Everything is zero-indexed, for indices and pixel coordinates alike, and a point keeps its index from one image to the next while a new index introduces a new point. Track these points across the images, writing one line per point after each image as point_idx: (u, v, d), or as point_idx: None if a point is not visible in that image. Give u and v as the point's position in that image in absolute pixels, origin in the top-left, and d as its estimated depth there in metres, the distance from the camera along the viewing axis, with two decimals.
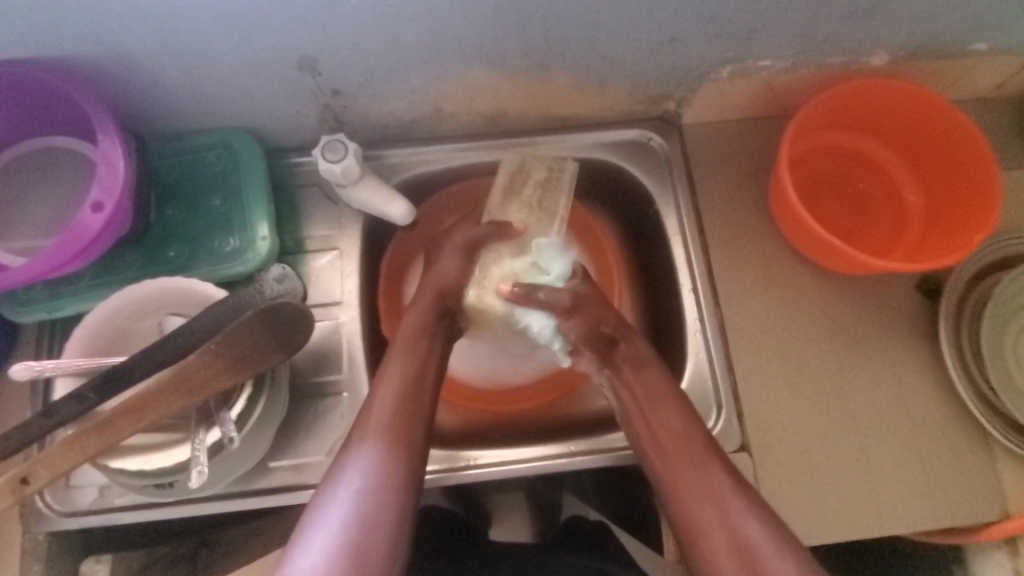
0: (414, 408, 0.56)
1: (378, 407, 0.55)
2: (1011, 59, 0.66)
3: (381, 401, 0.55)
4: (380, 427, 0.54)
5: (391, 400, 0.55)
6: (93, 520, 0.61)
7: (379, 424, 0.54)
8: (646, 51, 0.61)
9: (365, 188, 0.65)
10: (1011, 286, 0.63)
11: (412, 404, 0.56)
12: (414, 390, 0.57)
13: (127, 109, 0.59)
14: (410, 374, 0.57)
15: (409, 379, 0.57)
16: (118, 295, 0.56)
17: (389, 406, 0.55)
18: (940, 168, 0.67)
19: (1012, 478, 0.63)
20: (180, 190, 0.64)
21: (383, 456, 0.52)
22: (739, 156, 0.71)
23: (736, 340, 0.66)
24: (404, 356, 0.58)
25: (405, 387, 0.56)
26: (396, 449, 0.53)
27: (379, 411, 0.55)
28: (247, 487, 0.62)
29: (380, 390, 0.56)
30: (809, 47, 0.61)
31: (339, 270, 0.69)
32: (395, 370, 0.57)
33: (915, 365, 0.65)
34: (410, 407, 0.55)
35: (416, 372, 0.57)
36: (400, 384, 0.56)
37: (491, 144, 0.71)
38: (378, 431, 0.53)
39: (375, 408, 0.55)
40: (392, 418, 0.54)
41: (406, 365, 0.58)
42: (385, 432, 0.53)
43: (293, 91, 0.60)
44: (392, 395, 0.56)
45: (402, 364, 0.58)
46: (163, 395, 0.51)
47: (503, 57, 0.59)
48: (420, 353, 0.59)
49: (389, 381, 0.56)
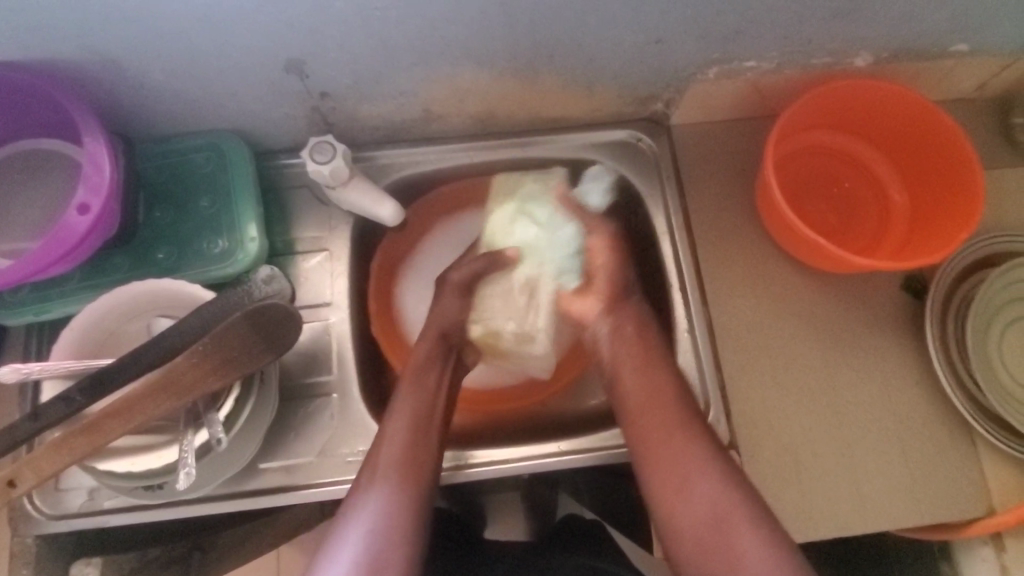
0: (424, 443, 0.56)
1: (388, 447, 0.55)
2: (992, 60, 0.67)
3: (391, 440, 0.56)
4: (389, 465, 0.54)
5: (402, 440, 0.56)
6: (81, 522, 0.61)
7: (390, 460, 0.55)
8: (633, 53, 0.61)
9: (354, 190, 0.65)
10: (994, 286, 0.64)
11: (422, 445, 0.56)
12: (423, 428, 0.57)
13: (114, 111, 0.59)
14: (418, 412, 0.58)
15: (419, 413, 0.58)
16: (105, 296, 0.56)
17: (399, 445, 0.56)
18: (923, 167, 0.68)
19: (997, 474, 0.64)
20: (168, 191, 0.64)
21: (394, 496, 0.53)
22: (727, 156, 0.71)
23: (724, 339, 0.66)
24: (412, 391, 0.59)
25: (415, 422, 0.57)
26: (406, 488, 0.54)
27: (390, 447, 0.55)
28: (238, 488, 0.62)
29: (391, 425, 0.57)
30: (794, 48, 0.62)
31: (330, 271, 0.69)
32: (403, 398, 0.58)
33: (900, 362, 0.66)
34: (419, 445, 0.56)
35: (424, 410, 0.58)
36: (409, 424, 0.57)
37: (480, 145, 0.72)
38: (388, 471, 0.54)
39: (386, 443, 0.56)
40: (402, 453, 0.55)
41: (414, 401, 0.58)
42: (395, 470, 0.54)
43: (281, 92, 0.60)
44: (402, 433, 0.56)
45: (412, 396, 0.59)
46: (150, 396, 0.51)
47: (490, 58, 0.60)
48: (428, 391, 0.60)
49: (400, 423, 0.57)
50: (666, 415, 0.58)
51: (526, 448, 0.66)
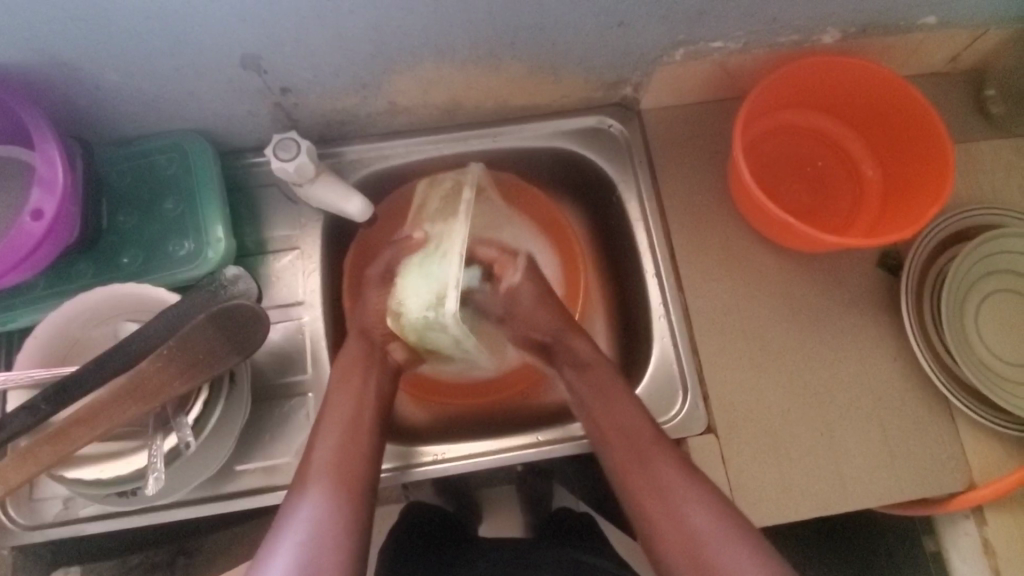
0: (356, 447, 0.56)
1: (322, 450, 0.55)
2: (962, 33, 0.66)
3: (321, 447, 0.55)
4: (323, 471, 0.54)
5: (331, 445, 0.56)
6: (57, 532, 0.60)
7: (325, 467, 0.54)
8: (596, 36, 0.60)
9: (320, 185, 0.64)
10: (969, 259, 0.63)
11: (354, 449, 0.56)
12: (353, 434, 0.57)
13: (71, 114, 0.58)
14: (345, 417, 0.57)
15: (350, 408, 0.58)
16: (69, 303, 0.55)
17: (331, 451, 0.55)
18: (895, 143, 0.67)
19: (977, 448, 0.63)
20: (132, 194, 0.63)
21: (328, 499, 0.52)
22: (698, 139, 0.71)
23: (701, 323, 0.66)
24: (347, 397, 0.59)
25: (349, 416, 0.58)
26: (343, 493, 0.53)
27: (324, 454, 0.55)
28: (215, 491, 0.62)
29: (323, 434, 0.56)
30: (759, 26, 0.61)
31: (301, 269, 0.68)
32: (342, 400, 0.58)
33: (877, 340, 0.66)
34: (351, 451, 0.56)
35: (353, 412, 0.58)
36: (339, 432, 0.56)
37: (449, 136, 0.71)
38: (320, 477, 0.53)
39: (318, 452, 0.55)
40: (339, 459, 0.55)
41: (345, 405, 0.58)
42: (328, 474, 0.54)
43: (241, 89, 0.59)
44: (336, 430, 0.57)
45: (348, 394, 0.59)
46: (116, 402, 0.51)
47: (451, 47, 0.59)
48: (357, 399, 0.59)
49: (328, 431, 0.57)
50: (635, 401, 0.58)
51: (506, 439, 0.67)
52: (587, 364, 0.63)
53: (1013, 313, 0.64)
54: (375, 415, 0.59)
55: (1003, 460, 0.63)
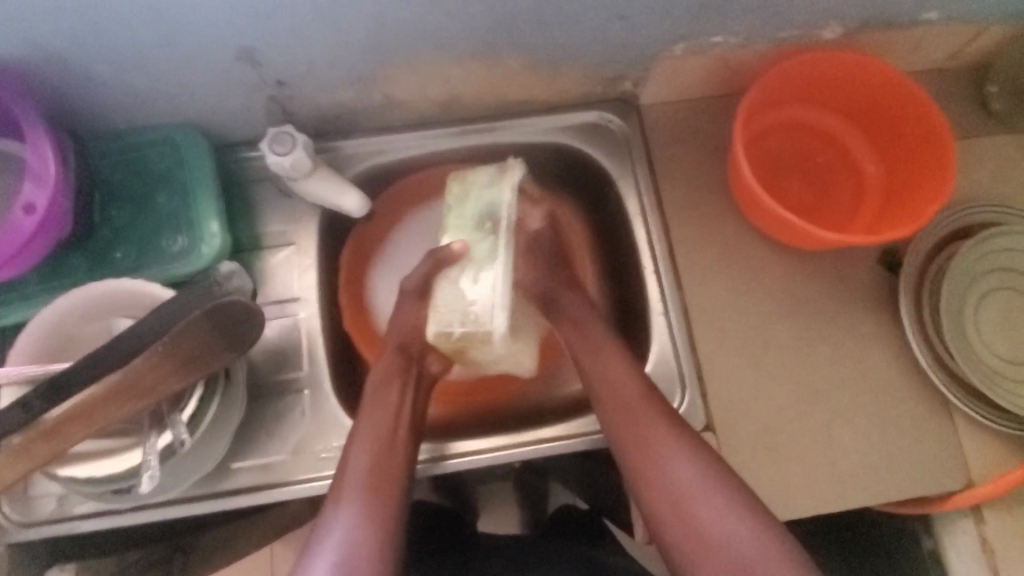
0: (390, 456, 0.56)
1: (355, 464, 0.55)
2: (964, 28, 0.66)
3: (356, 455, 0.55)
4: (359, 478, 0.54)
5: (366, 454, 0.55)
6: (52, 529, 0.60)
7: (359, 481, 0.54)
8: (596, 30, 0.60)
9: (317, 180, 0.63)
10: (968, 257, 0.63)
11: (389, 459, 0.56)
12: (387, 444, 0.56)
13: (63, 107, 0.57)
14: (379, 430, 0.57)
15: (386, 422, 0.57)
16: (62, 299, 0.55)
17: (366, 460, 0.55)
18: (896, 139, 0.67)
19: (975, 446, 0.63)
20: (125, 189, 0.62)
21: (363, 510, 0.52)
22: (698, 135, 0.70)
23: (699, 321, 0.66)
24: (376, 410, 0.58)
25: (383, 431, 0.57)
26: (377, 504, 0.53)
27: (356, 468, 0.55)
28: (211, 489, 0.61)
29: (354, 446, 0.56)
30: (761, 21, 0.61)
31: (297, 265, 0.67)
32: (376, 414, 0.58)
33: (876, 337, 0.66)
34: (385, 466, 0.55)
35: (388, 419, 0.58)
36: (372, 441, 0.56)
37: (447, 131, 0.70)
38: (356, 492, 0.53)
39: (351, 466, 0.55)
40: (371, 473, 0.54)
41: (378, 413, 0.58)
42: (364, 482, 0.54)
43: (235, 82, 0.59)
44: (368, 444, 0.56)
45: (380, 409, 0.58)
46: (110, 398, 0.50)
47: (449, 40, 0.58)
48: (392, 409, 0.59)
49: (362, 443, 0.56)
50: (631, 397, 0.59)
51: (502, 437, 0.66)
52: (586, 360, 0.62)
53: (1011, 311, 0.64)
54: (410, 424, 0.59)
55: (1002, 459, 0.63)
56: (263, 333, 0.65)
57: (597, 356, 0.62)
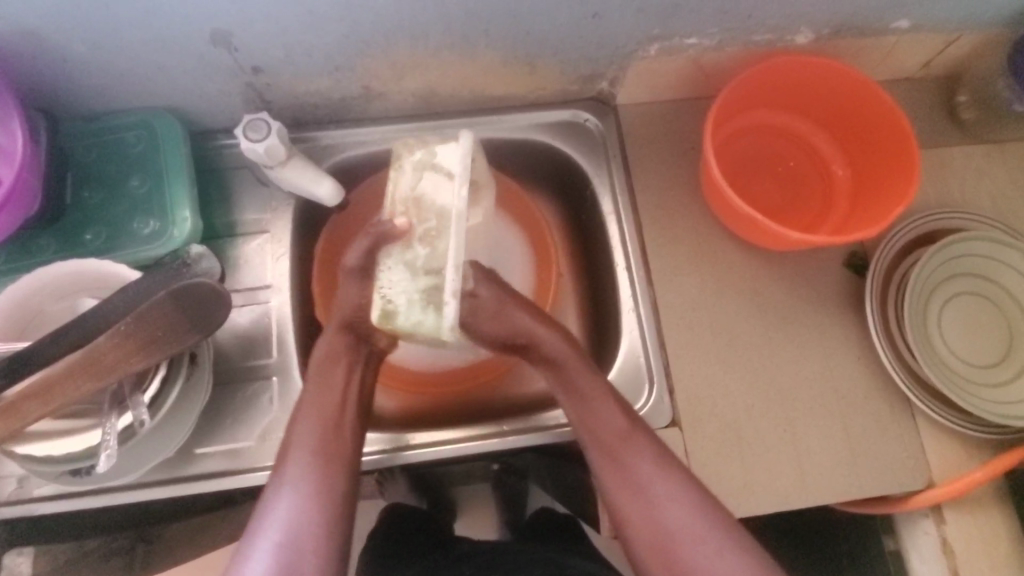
0: (330, 461, 0.54)
1: (300, 439, 0.54)
2: (933, 37, 0.67)
3: (299, 444, 0.54)
4: (297, 482, 0.52)
5: (303, 458, 0.53)
6: (10, 510, 0.59)
7: (303, 458, 0.53)
8: (570, 27, 0.60)
9: (292, 169, 0.64)
10: (932, 261, 0.64)
11: (336, 437, 0.55)
12: (334, 423, 0.56)
13: (38, 87, 0.57)
14: (325, 409, 0.56)
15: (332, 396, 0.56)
16: (28, 278, 0.55)
17: (307, 455, 0.53)
18: (865, 144, 0.68)
19: (937, 448, 0.64)
20: (99, 171, 0.62)
21: (307, 494, 0.52)
22: (672, 135, 0.71)
23: (669, 318, 0.66)
24: (319, 387, 0.57)
25: (329, 408, 0.56)
26: (323, 482, 0.53)
27: (300, 445, 0.54)
28: (175, 474, 0.61)
29: (299, 425, 0.55)
30: (733, 24, 0.62)
31: (270, 254, 0.67)
32: (320, 390, 0.57)
33: (842, 339, 0.66)
34: (332, 440, 0.55)
35: (329, 416, 0.56)
36: (312, 446, 0.54)
37: (424, 124, 0.71)
38: (300, 470, 0.53)
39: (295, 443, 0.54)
40: (315, 447, 0.54)
41: (317, 411, 0.55)
42: (302, 488, 0.52)
43: (211, 68, 0.59)
44: (313, 424, 0.55)
45: (324, 384, 0.57)
46: (69, 377, 0.49)
47: (425, 32, 0.59)
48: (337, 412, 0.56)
49: (308, 423, 0.55)
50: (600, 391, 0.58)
51: (470, 430, 0.66)
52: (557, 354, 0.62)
53: (974, 316, 0.65)
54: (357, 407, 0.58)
55: (962, 461, 0.64)
56: (234, 320, 0.65)
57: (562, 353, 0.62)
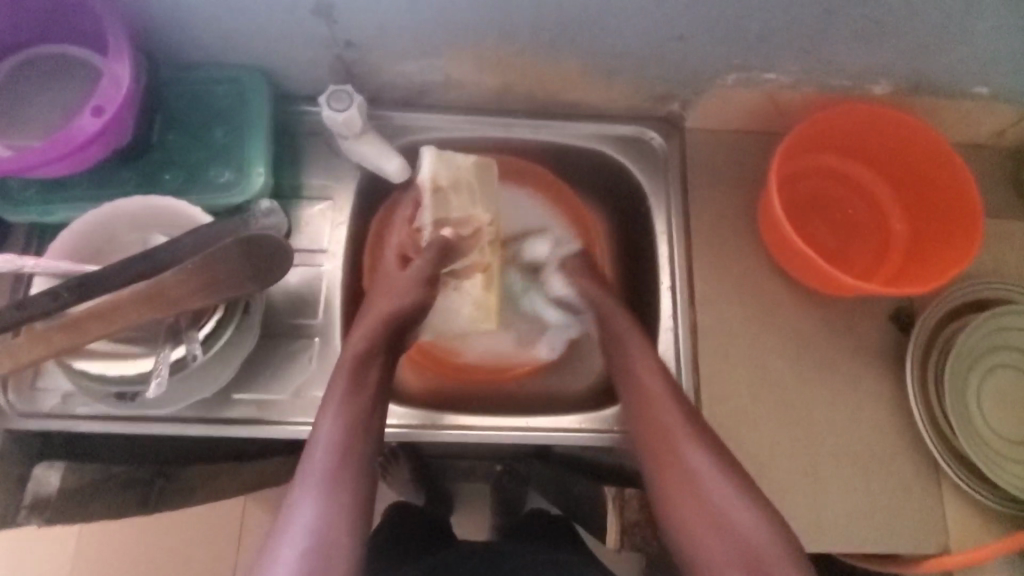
0: (352, 465, 0.53)
1: (320, 439, 0.54)
2: (1012, 107, 0.67)
3: (318, 446, 0.53)
4: (316, 484, 0.51)
5: (326, 459, 0.53)
6: (51, 424, 0.61)
7: (322, 461, 0.52)
8: (655, 46, 0.62)
9: (365, 142, 0.66)
10: (979, 329, 0.64)
11: (354, 438, 0.54)
12: (355, 422, 0.55)
13: (145, 29, 0.60)
14: (349, 410, 0.55)
15: (354, 395, 0.56)
16: (109, 205, 0.58)
17: (325, 458, 0.53)
18: (927, 202, 0.68)
19: (957, 515, 0.63)
20: (185, 117, 0.65)
21: (327, 502, 0.51)
22: (735, 166, 0.72)
23: (706, 342, 0.67)
24: (344, 385, 0.56)
25: (348, 407, 0.55)
26: (343, 488, 0.52)
27: (320, 447, 0.53)
28: (209, 415, 0.63)
29: (320, 425, 0.55)
30: (814, 65, 0.63)
31: (330, 220, 0.70)
32: (337, 390, 0.56)
33: (875, 391, 0.66)
34: (352, 438, 0.54)
35: (350, 412, 0.55)
36: (332, 446, 0.53)
37: (495, 118, 0.72)
38: (318, 476, 0.52)
39: (315, 445, 0.53)
40: (335, 448, 0.53)
41: (337, 407, 0.55)
42: (326, 492, 0.51)
43: (309, 36, 0.62)
44: (333, 424, 0.54)
45: (342, 383, 0.57)
46: (134, 303, 0.52)
47: (514, 30, 0.61)
48: (364, 409, 0.56)
49: (328, 423, 0.54)
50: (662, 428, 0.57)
51: (494, 419, 0.67)
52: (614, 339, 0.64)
53: (1013, 390, 0.65)
54: (378, 406, 0.57)
55: (983, 534, 0.63)
56: (286, 279, 0.67)
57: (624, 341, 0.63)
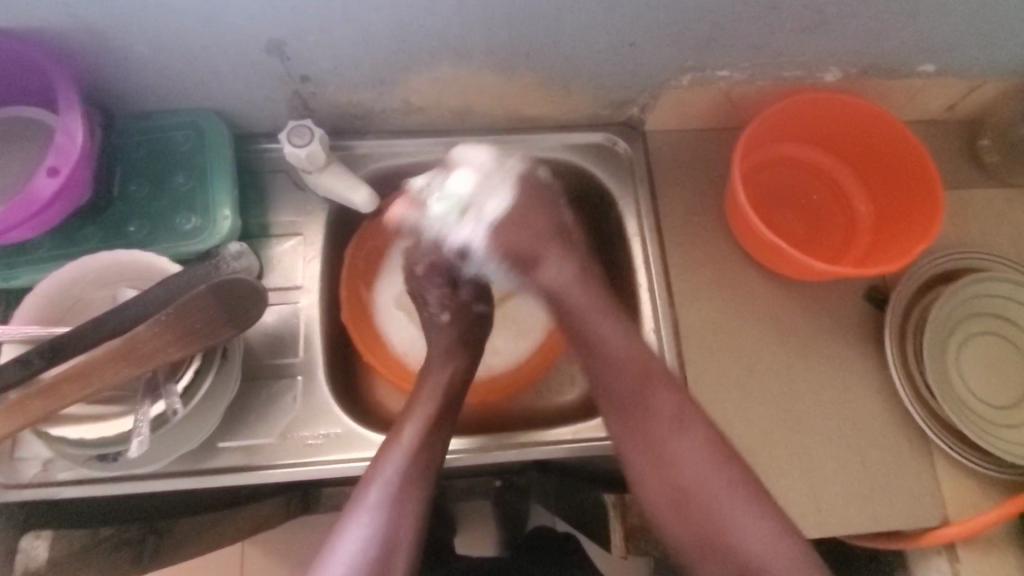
0: (425, 479, 0.56)
1: (405, 436, 0.58)
2: (959, 81, 0.69)
3: (400, 442, 0.57)
4: (388, 478, 0.55)
5: (402, 461, 0.56)
6: (34, 493, 0.60)
7: (400, 456, 0.56)
8: (608, 55, 0.63)
9: (330, 175, 0.66)
10: (952, 299, 0.65)
11: (436, 443, 0.58)
12: (437, 427, 0.59)
13: (96, 83, 0.60)
14: (432, 413, 0.60)
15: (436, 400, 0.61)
16: (73, 263, 0.57)
17: (404, 457, 0.56)
18: (890, 180, 0.69)
19: (953, 486, 0.64)
20: (146, 166, 0.64)
21: (396, 497, 0.54)
22: (700, 163, 0.73)
23: (689, 339, 0.67)
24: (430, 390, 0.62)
25: (429, 414, 0.60)
26: (413, 487, 0.55)
27: (403, 441, 0.57)
28: (196, 467, 0.62)
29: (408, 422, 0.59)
30: (764, 59, 0.64)
31: (302, 256, 0.69)
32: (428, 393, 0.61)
33: (861, 371, 0.67)
34: (431, 440, 0.58)
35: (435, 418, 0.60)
36: (412, 446, 0.57)
37: (458, 137, 0.73)
38: (392, 472, 0.55)
39: (399, 439, 0.58)
40: (417, 447, 0.57)
41: (426, 408, 0.60)
42: (396, 493, 0.54)
43: (262, 74, 0.61)
44: (417, 424, 0.59)
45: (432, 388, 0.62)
46: (110, 362, 0.51)
47: (468, 51, 0.61)
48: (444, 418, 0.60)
49: (415, 423, 0.59)
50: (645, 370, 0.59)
51: (486, 439, 0.66)
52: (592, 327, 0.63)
53: (992, 355, 0.66)
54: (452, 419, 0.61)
55: (979, 501, 0.64)
56: (263, 319, 0.66)
57: (601, 312, 0.61)
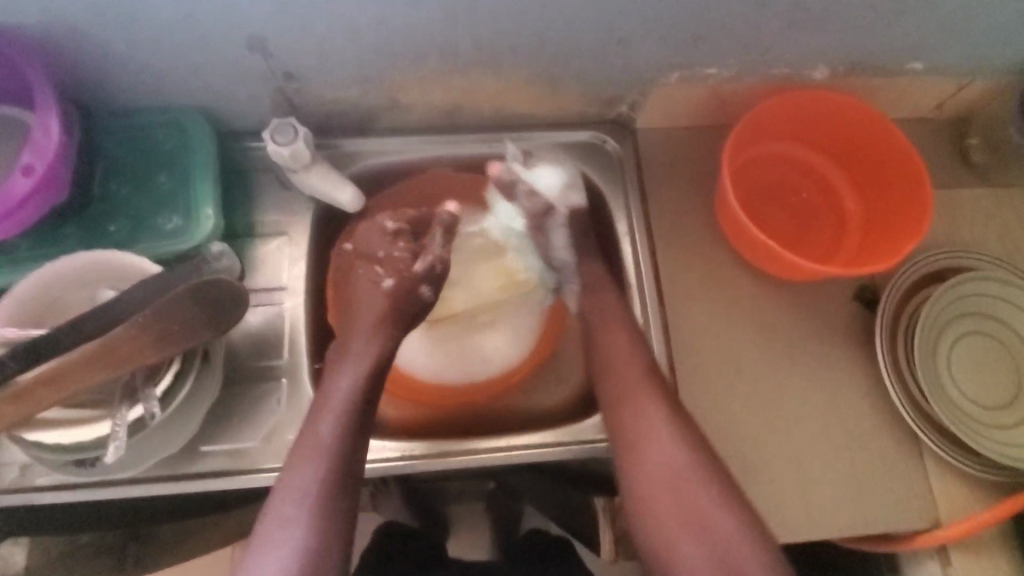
0: (341, 473, 0.54)
1: (320, 427, 0.55)
2: (948, 80, 0.69)
3: (315, 435, 0.55)
4: (304, 475, 0.53)
5: (317, 455, 0.54)
6: (10, 499, 0.58)
7: (314, 450, 0.54)
8: (596, 52, 0.62)
9: (316, 173, 0.65)
10: (942, 300, 0.65)
11: (350, 431, 0.55)
12: (351, 413, 0.56)
13: (75, 81, 0.59)
14: (345, 397, 0.57)
15: (354, 382, 0.57)
16: (50, 265, 0.55)
17: (318, 450, 0.54)
18: (880, 179, 0.69)
19: (943, 486, 0.64)
20: (127, 166, 0.63)
21: (311, 495, 0.52)
22: (689, 162, 0.73)
23: (679, 339, 0.67)
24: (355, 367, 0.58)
25: (345, 400, 0.56)
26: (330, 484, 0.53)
27: (318, 432, 0.55)
28: (178, 471, 0.61)
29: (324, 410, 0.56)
30: (753, 57, 0.64)
31: (287, 256, 0.68)
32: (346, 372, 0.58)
33: (851, 371, 0.67)
34: (346, 428, 0.55)
35: (349, 402, 0.56)
36: (325, 437, 0.55)
37: (446, 136, 0.72)
38: (307, 467, 0.53)
39: (315, 430, 0.55)
40: (332, 438, 0.54)
41: (339, 394, 0.57)
42: (312, 491, 0.52)
43: (244, 71, 0.60)
44: (331, 413, 0.56)
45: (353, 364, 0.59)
46: (86, 365, 0.50)
47: (454, 48, 0.60)
48: (363, 400, 0.57)
49: (327, 412, 0.56)
50: (629, 365, 0.61)
51: (473, 442, 0.65)
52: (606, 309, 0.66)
53: (982, 355, 0.66)
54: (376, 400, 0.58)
55: (970, 502, 0.64)
56: (248, 320, 0.65)
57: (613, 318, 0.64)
